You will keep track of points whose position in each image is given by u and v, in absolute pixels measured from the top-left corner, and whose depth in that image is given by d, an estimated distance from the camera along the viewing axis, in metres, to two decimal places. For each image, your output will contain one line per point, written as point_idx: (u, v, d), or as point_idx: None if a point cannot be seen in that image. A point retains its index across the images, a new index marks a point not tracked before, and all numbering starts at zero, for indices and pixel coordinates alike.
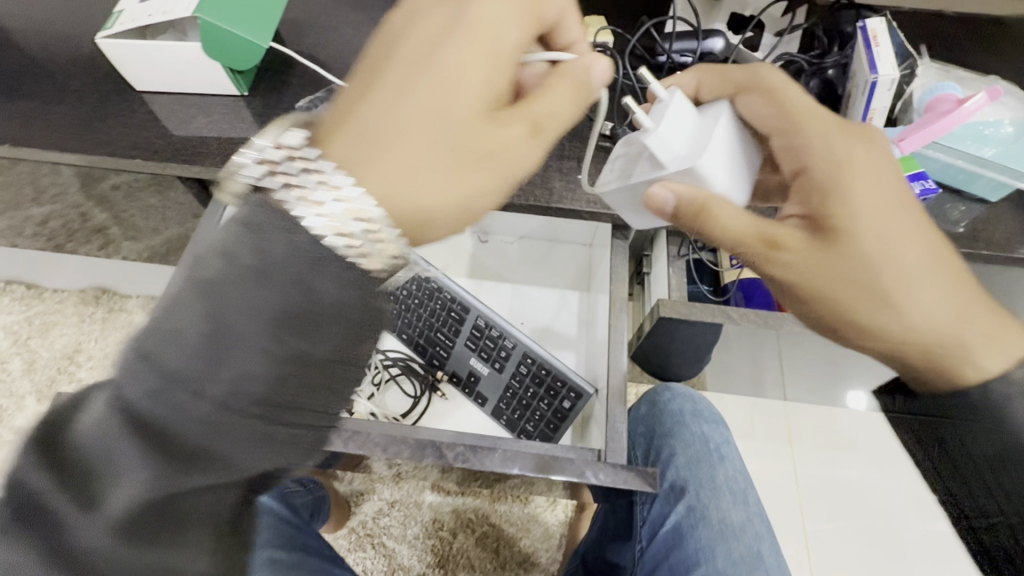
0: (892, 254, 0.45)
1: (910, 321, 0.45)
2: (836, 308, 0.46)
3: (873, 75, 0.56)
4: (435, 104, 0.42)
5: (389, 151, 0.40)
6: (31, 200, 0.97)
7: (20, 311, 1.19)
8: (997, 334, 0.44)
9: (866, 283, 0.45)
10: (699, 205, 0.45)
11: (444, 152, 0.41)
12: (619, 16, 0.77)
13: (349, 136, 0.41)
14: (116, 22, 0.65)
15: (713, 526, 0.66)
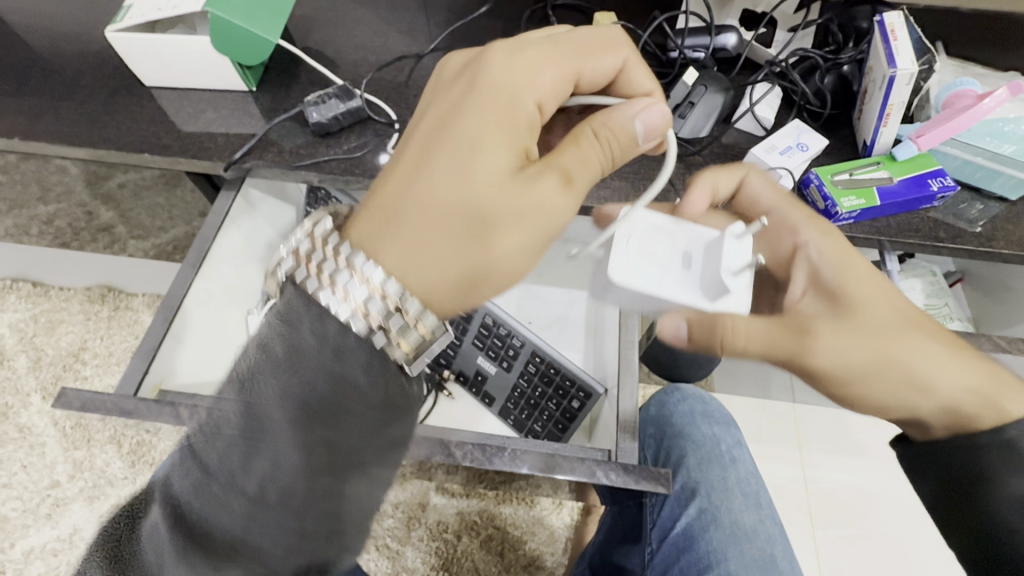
0: (892, 335, 0.50)
1: (940, 392, 0.50)
2: (857, 385, 0.50)
3: (891, 69, 0.55)
4: (456, 189, 0.40)
5: (433, 234, 0.39)
6: None
7: (27, 308, 1.19)
8: (981, 390, 0.49)
9: (874, 363, 0.50)
10: (716, 324, 0.48)
11: (467, 220, 0.39)
12: (630, 13, 0.76)
13: (382, 215, 0.40)
14: (126, 15, 0.64)
15: (724, 529, 0.64)
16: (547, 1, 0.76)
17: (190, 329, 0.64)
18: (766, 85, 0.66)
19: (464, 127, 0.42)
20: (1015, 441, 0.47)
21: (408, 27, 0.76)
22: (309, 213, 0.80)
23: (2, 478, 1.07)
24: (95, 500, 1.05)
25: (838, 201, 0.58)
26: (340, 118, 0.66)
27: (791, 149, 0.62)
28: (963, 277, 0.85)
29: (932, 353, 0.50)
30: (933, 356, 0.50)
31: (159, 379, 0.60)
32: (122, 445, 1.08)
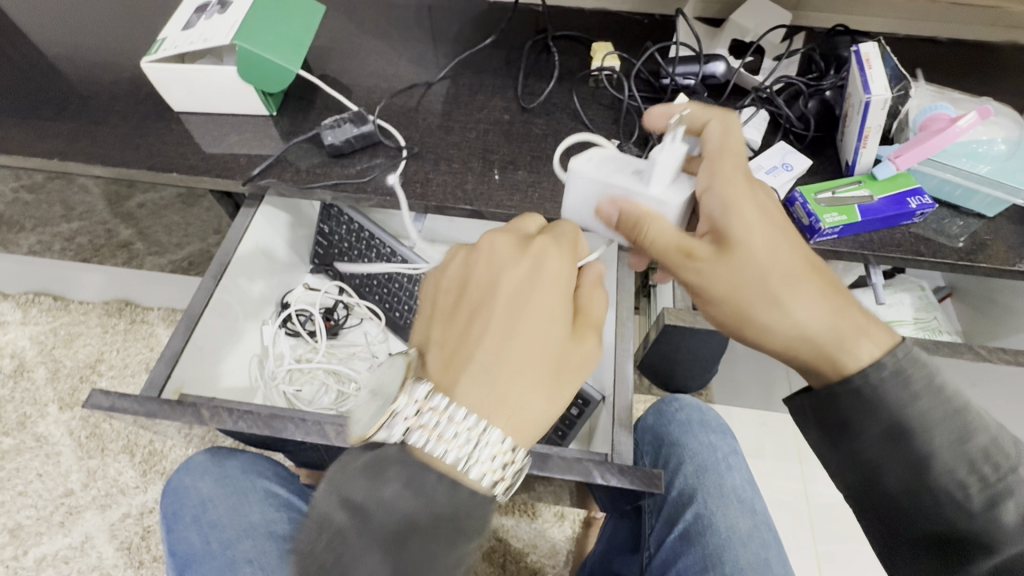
0: (755, 259, 0.47)
1: (792, 323, 0.46)
2: (727, 302, 0.48)
3: (867, 95, 0.59)
4: (527, 340, 0.44)
5: (507, 387, 0.42)
6: (60, 218, 1.05)
7: (48, 321, 1.24)
8: (841, 338, 0.45)
9: (732, 287, 0.47)
10: (640, 223, 0.48)
11: (537, 375, 0.43)
12: (625, 43, 0.81)
13: (482, 372, 0.43)
14: (159, 47, 0.69)
15: (720, 533, 0.66)
16: (547, 32, 0.81)
17: (210, 338, 0.68)
18: (753, 109, 0.70)
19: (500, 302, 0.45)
20: (863, 386, 0.44)
21: (417, 56, 0.81)
22: (322, 230, 0.85)
23: (18, 486, 1.09)
24: (107, 508, 1.07)
25: (821, 217, 0.61)
26: (351, 141, 0.70)
27: (776, 169, 0.66)
28: (952, 292, 0.87)
29: (799, 289, 0.47)
30: (797, 291, 0.46)
31: (180, 383, 0.63)
32: (135, 454, 1.11)
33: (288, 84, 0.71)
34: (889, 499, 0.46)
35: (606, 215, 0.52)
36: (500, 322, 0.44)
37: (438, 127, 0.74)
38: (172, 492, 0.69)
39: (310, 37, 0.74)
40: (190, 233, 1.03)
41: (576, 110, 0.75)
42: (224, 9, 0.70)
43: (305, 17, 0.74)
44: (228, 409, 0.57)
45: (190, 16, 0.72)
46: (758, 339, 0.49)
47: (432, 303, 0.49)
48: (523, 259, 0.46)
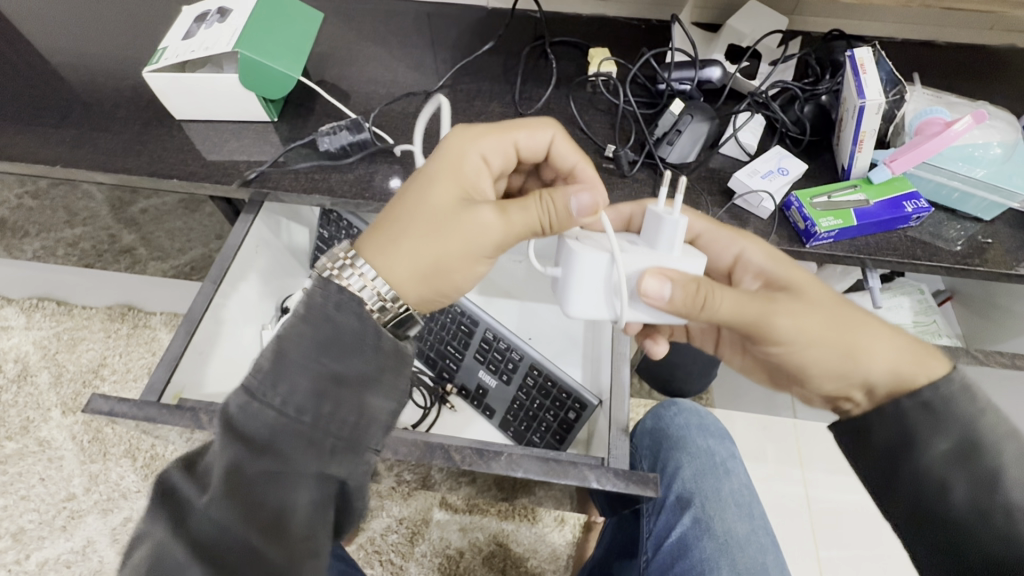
0: (835, 312, 0.49)
1: (880, 358, 0.49)
2: (830, 347, 0.48)
3: (861, 100, 0.59)
4: (419, 204, 0.48)
5: (404, 246, 0.47)
6: (64, 223, 1.12)
7: (51, 326, 1.25)
8: (911, 370, 0.49)
9: (827, 337, 0.48)
10: (708, 294, 0.43)
11: (423, 235, 0.47)
12: (622, 49, 0.82)
13: (386, 239, 0.48)
14: (161, 57, 0.70)
15: (718, 538, 0.66)
16: (546, 38, 0.82)
17: (209, 342, 0.68)
18: (748, 114, 0.70)
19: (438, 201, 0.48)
20: (931, 400, 0.48)
21: (416, 62, 0.82)
22: (322, 234, 0.85)
23: (20, 490, 1.10)
24: (109, 512, 1.08)
25: (816, 221, 0.61)
26: (347, 148, 0.71)
27: (773, 173, 0.66)
28: (952, 296, 0.87)
29: (869, 331, 0.49)
30: (871, 334, 0.49)
31: (180, 388, 0.64)
32: (137, 459, 1.12)
33: (290, 89, 0.72)
34: (942, 514, 0.49)
35: (658, 292, 0.42)
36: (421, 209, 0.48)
37: (436, 133, 0.75)
38: None
39: (310, 43, 0.76)
40: None
41: (573, 115, 0.75)
42: (223, 18, 0.71)
43: (304, 24, 0.76)
44: (226, 413, 0.57)
45: (190, 26, 0.73)
46: (861, 375, 0.49)
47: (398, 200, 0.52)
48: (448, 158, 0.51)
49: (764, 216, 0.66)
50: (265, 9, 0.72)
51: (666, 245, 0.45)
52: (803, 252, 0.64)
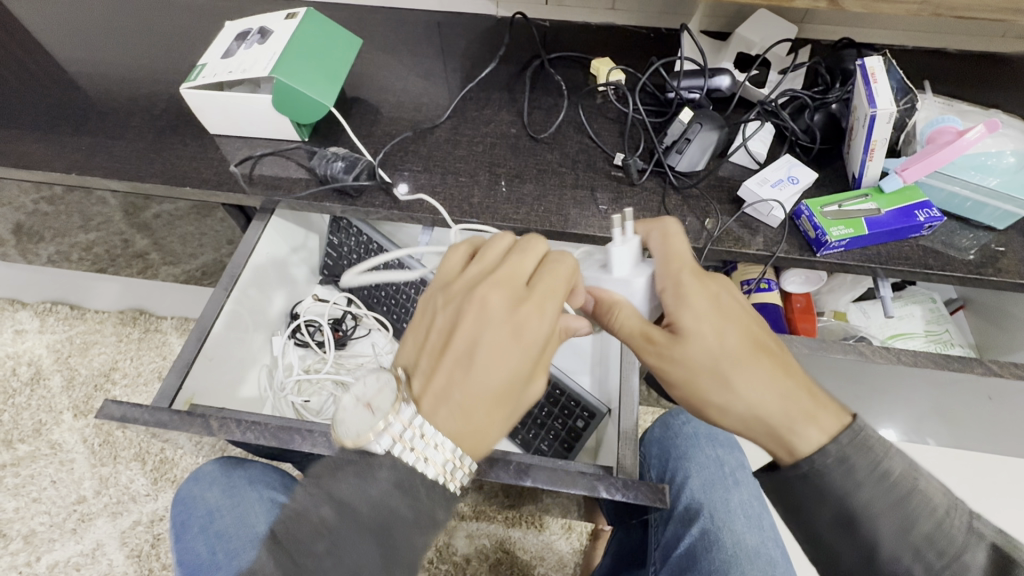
0: (698, 360, 0.47)
1: (735, 415, 0.47)
2: (689, 390, 0.49)
3: (872, 109, 0.59)
4: (479, 375, 0.42)
5: (467, 412, 0.42)
6: (79, 227, 1.04)
7: (63, 329, 1.27)
8: (785, 424, 0.45)
9: (684, 380, 0.48)
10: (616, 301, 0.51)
11: (494, 412, 0.43)
12: (630, 58, 0.82)
13: (465, 407, 0.42)
14: (199, 74, 0.71)
15: (727, 549, 0.65)
16: (541, 57, 0.81)
17: (220, 350, 0.69)
18: (758, 123, 0.71)
19: (495, 367, 0.42)
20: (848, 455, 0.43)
21: (427, 71, 0.82)
22: (332, 241, 0.86)
23: (32, 492, 1.11)
24: (118, 516, 1.09)
25: (827, 230, 0.61)
26: (328, 176, 0.70)
27: (783, 182, 0.66)
28: (964, 304, 0.86)
29: (748, 382, 0.46)
30: (746, 387, 0.46)
31: (192, 394, 0.64)
32: (146, 462, 1.12)
33: (319, 114, 0.72)
34: None
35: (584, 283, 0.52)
36: (476, 353, 0.42)
37: (445, 141, 0.75)
38: (182, 501, 0.69)
39: (346, 69, 0.75)
40: (201, 245, 1.04)
41: (581, 124, 0.76)
42: (263, 39, 0.72)
43: (344, 50, 0.75)
44: (237, 419, 0.58)
45: (230, 44, 0.74)
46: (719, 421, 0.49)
47: (423, 338, 0.46)
48: (507, 313, 0.43)
49: (774, 224, 0.66)
50: (307, 34, 0.72)
51: (618, 267, 0.50)
52: (814, 260, 0.64)
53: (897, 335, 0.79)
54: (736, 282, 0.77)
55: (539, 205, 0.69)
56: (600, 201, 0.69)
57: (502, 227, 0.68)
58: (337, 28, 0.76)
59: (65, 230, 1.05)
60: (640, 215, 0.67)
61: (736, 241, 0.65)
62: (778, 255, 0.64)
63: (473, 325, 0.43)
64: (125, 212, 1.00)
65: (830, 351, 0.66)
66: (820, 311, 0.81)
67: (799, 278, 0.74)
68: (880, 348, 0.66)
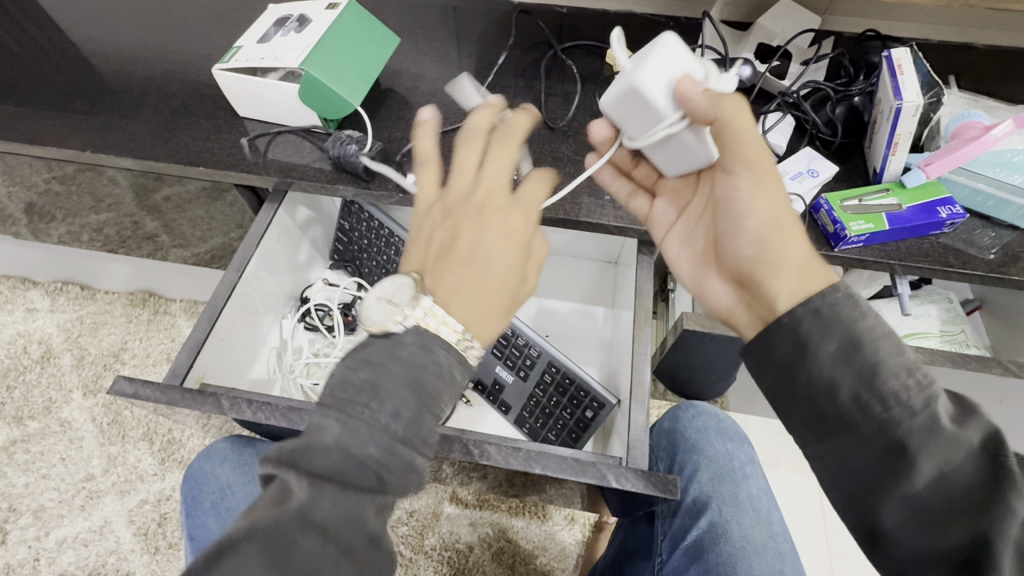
0: (769, 179, 0.46)
1: (789, 250, 0.46)
2: (762, 219, 0.47)
3: (898, 100, 0.57)
4: (474, 262, 0.47)
5: (472, 294, 0.46)
6: (88, 209, 1.03)
7: (74, 310, 1.27)
8: (809, 284, 0.44)
9: (766, 205, 0.46)
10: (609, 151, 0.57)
11: (490, 299, 0.47)
12: (649, 46, 0.81)
13: (471, 292, 0.46)
14: (233, 57, 0.71)
15: (734, 543, 0.65)
16: (554, 46, 0.80)
17: (230, 330, 0.69)
18: (778, 115, 0.69)
19: (494, 265, 0.47)
20: (820, 308, 0.42)
21: (441, 56, 0.82)
22: (342, 225, 0.86)
23: (42, 469, 1.12)
24: (126, 494, 1.10)
25: (846, 225, 0.60)
26: (341, 159, 0.69)
27: (802, 175, 0.65)
28: (981, 306, 0.84)
29: (787, 241, 0.46)
30: (783, 242, 0.46)
31: (202, 372, 0.64)
32: (154, 442, 1.14)
33: (335, 105, 0.70)
34: None
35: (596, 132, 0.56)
36: (476, 236, 0.48)
37: (458, 126, 0.74)
38: (193, 478, 0.70)
39: (379, 68, 0.73)
40: (210, 229, 1.03)
41: (598, 112, 0.75)
42: (302, 28, 0.71)
43: (380, 47, 0.74)
44: (248, 400, 0.58)
45: (268, 29, 0.73)
46: (772, 259, 0.46)
47: (419, 243, 0.51)
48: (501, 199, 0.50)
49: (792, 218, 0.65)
50: (345, 25, 0.72)
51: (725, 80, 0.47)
52: (832, 255, 0.63)
53: (912, 334, 0.78)
54: None
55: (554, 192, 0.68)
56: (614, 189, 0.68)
57: None
58: (379, 23, 0.75)
59: (76, 210, 1.05)
60: None
61: None
62: None
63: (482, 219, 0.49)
64: (135, 194, 0.97)
65: None
66: None
67: None
68: None
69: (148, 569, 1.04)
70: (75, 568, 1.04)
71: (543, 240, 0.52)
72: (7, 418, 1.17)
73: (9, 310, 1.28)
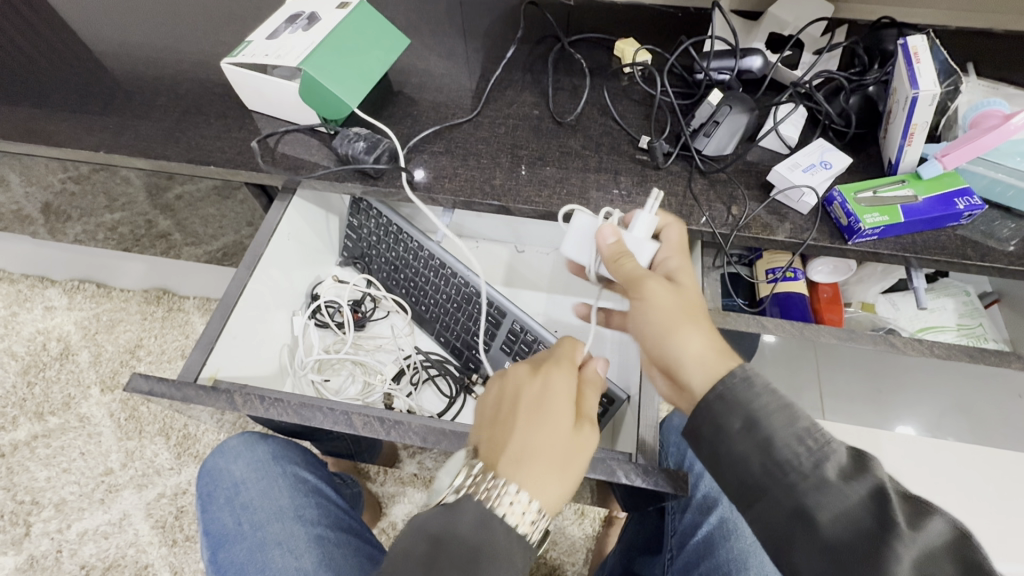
0: (690, 303, 0.51)
1: (687, 341, 0.49)
2: (671, 322, 0.50)
3: (914, 90, 0.56)
4: (538, 431, 0.48)
5: (537, 461, 0.47)
6: (104, 208, 1.04)
7: (91, 307, 1.30)
8: (719, 363, 0.47)
9: (669, 308, 0.50)
10: (620, 257, 0.54)
11: (552, 467, 0.47)
12: (658, 37, 0.80)
13: (511, 451, 0.47)
14: (242, 51, 0.71)
15: (745, 539, 0.65)
16: (562, 39, 0.79)
17: (243, 328, 0.70)
18: (791, 105, 0.68)
19: (563, 427, 0.49)
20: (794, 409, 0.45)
21: (448, 51, 0.81)
22: (351, 223, 0.85)
23: (62, 463, 1.14)
24: (143, 488, 1.12)
25: (860, 217, 0.59)
26: (351, 157, 0.69)
27: (815, 167, 0.64)
28: (999, 298, 0.81)
29: (700, 331, 0.49)
30: (701, 331, 0.49)
31: (216, 369, 0.65)
32: (170, 437, 1.16)
33: (332, 105, 0.69)
34: None
35: (603, 236, 0.55)
36: (523, 428, 0.49)
37: (466, 122, 0.74)
38: (208, 473, 0.71)
39: (384, 71, 0.73)
40: (222, 227, 1.04)
41: (606, 105, 0.74)
42: (310, 25, 0.71)
43: (387, 49, 0.74)
44: (260, 396, 0.58)
45: (278, 26, 0.73)
46: (677, 345, 0.49)
47: (480, 415, 0.53)
48: (534, 380, 0.52)
49: (804, 211, 0.64)
50: (353, 28, 0.72)
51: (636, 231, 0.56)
52: (846, 249, 0.62)
53: (928, 328, 0.76)
54: (761, 271, 0.74)
55: (562, 187, 0.68)
56: (623, 183, 0.68)
57: (525, 209, 0.67)
58: (389, 26, 0.75)
59: (92, 210, 1.06)
60: (664, 200, 0.66)
61: (764, 227, 0.63)
62: (807, 243, 0.62)
63: (506, 410, 0.51)
64: (149, 193, 0.98)
65: (860, 340, 0.63)
66: (846, 303, 0.79)
67: (827, 267, 0.71)
68: (912, 339, 0.64)
69: (166, 561, 1.06)
70: (96, 560, 1.06)
71: (593, 394, 0.53)
72: (28, 413, 1.19)
73: (29, 308, 1.31)
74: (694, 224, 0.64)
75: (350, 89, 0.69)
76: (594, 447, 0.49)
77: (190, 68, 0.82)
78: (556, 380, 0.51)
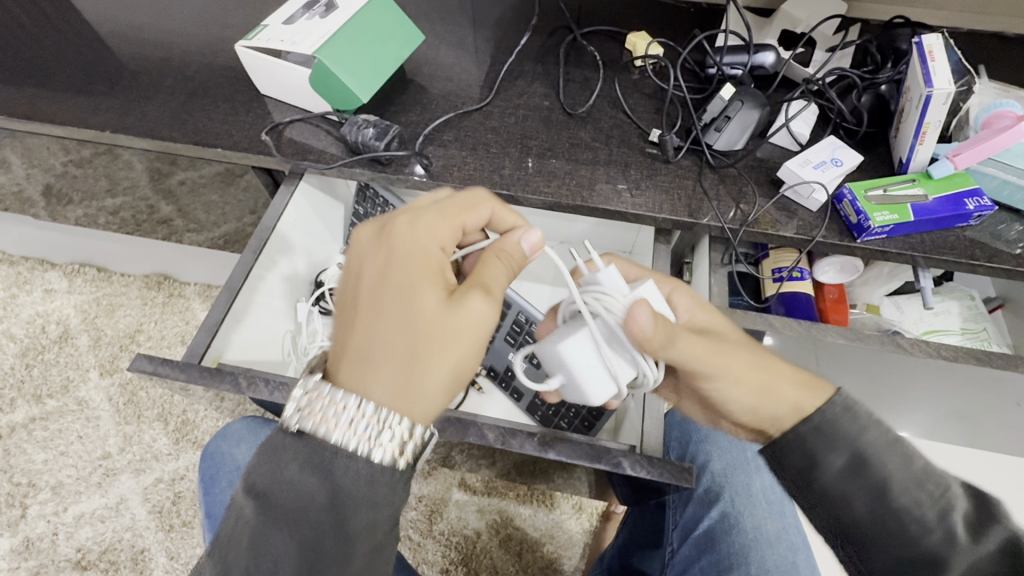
0: (755, 356, 0.49)
1: (780, 404, 0.47)
2: (754, 391, 0.48)
3: (928, 88, 0.56)
4: (408, 311, 0.45)
5: (391, 368, 0.44)
6: (106, 191, 1.03)
7: (90, 291, 1.29)
8: (804, 398, 0.47)
9: (743, 373, 0.48)
10: (668, 331, 0.43)
11: (409, 356, 0.44)
12: (671, 32, 0.80)
13: (405, 348, 0.44)
14: (258, 34, 0.71)
15: (747, 533, 0.66)
16: (574, 31, 0.79)
17: (247, 312, 0.70)
18: (802, 103, 0.68)
19: (420, 301, 0.45)
20: None
21: (458, 40, 0.81)
22: (357, 211, 0.85)
23: (59, 446, 1.14)
24: (141, 473, 1.12)
25: (870, 215, 0.59)
26: (360, 144, 0.69)
27: (826, 164, 0.64)
28: (1005, 303, 0.81)
29: (778, 373, 0.48)
30: (780, 376, 0.48)
31: (220, 352, 0.65)
32: (168, 423, 1.15)
33: (343, 94, 0.69)
34: None
35: (642, 327, 0.42)
36: (376, 312, 0.45)
37: (476, 111, 0.74)
38: (210, 457, 0.70)
39: (396, 67, 0.73)
40: (225, 214, 1.03)
41: (616, 99, 0.74)
42: (327, 13, 0.70)
43: (402, 44, 0.73)
44: (265, 379, 0.58)
45: (295, 11, 0.72)
46: (770, 411, 0.47)
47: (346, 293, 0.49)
48: (379, 246, 0.48)
49: (813, 208, 0.64)
50: (369, 16, 0.71)
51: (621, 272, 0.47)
52: (854, 247, 0.62)
53: (933, 331, 0.76)
54: (767, 269, 0.74)
55: (572, 179, 0.68)
56: (632, 176, 0.67)
57: (532, 199, 0.67)
58: (406, 20, 0.74)
59: (94, 193, 1.06)
60: (674, 194, 0.66)
61: (772, 223, 0.63)
62: (816, 240, 0.62)
63: (364, 296, 0.47)
64: (151, 177, 0.97)
65: (866, 342, 0.63)
66: (852, 304, 0.79)
67: (834, 267, 0.71)
68: (918, 341, 0.64)
69: (162, 546, 1.06)
70: (91, 543, 1.06)
71: (492, 267, 0.48)
72: (26, 396, 1.19)
73: (28, 290, 1.30)
74: (703, 219, 0.64)
75: (360, 80, 0.69)
76: (483, 315, 0.45)
77: (197, 51, 0.82)
78: (398, 244, 0.47)
